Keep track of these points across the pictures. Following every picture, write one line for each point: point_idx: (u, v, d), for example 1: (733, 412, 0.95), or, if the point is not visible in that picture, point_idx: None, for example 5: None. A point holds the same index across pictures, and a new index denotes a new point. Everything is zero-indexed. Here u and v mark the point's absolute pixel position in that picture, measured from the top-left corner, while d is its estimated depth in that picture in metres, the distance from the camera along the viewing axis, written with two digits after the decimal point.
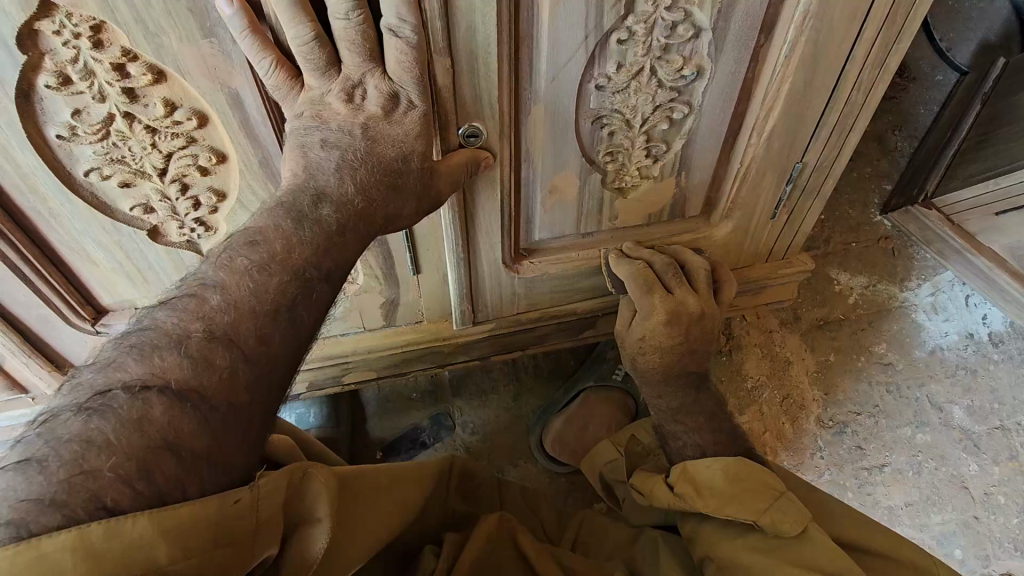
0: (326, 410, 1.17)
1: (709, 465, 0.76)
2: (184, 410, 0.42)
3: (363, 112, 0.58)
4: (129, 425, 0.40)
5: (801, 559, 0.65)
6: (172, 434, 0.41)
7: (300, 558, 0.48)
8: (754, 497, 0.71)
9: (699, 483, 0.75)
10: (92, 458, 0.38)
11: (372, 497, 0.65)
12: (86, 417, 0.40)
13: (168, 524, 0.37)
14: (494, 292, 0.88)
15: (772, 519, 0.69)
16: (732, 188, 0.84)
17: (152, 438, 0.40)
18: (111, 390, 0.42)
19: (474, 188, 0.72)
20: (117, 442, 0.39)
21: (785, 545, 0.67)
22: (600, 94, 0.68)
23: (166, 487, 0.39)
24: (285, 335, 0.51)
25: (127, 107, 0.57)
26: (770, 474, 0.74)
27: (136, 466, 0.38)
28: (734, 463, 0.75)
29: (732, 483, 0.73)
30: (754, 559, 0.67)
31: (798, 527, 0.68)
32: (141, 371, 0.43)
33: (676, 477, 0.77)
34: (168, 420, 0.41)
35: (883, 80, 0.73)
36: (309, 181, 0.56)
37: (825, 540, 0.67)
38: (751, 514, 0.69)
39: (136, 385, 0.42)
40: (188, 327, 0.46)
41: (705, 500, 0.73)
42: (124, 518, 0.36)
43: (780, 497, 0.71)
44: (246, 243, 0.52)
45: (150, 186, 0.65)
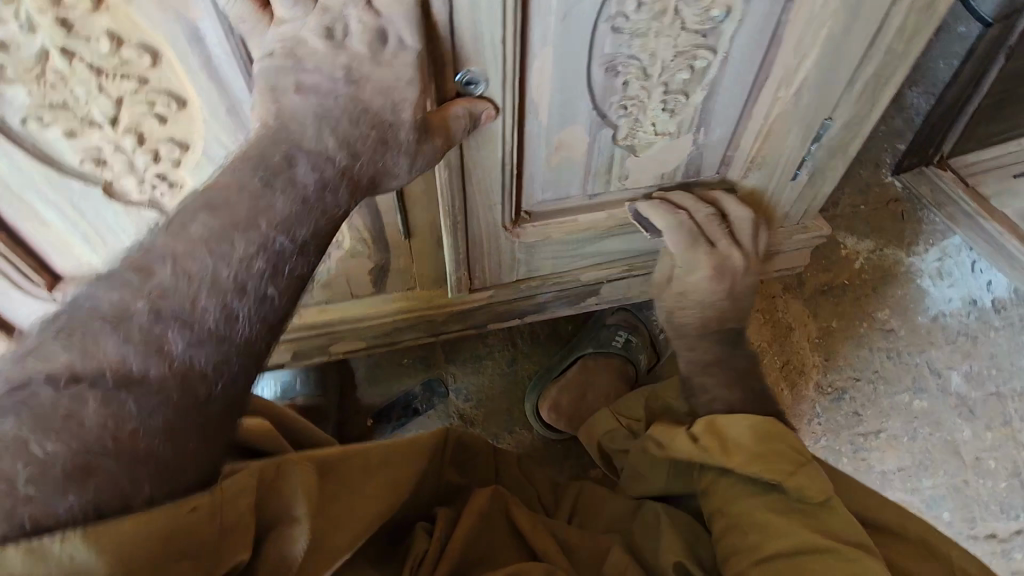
0: (312, 376, 1.13)
1: (738, 421, 0.72)
2: (122, 407, 0.37)
3: (345, 50, 0.50)
4: (54, 427, 0.34)
5: (824, 526, 0.63)
6: (108, 436, 0.35)
7: (277, 564, 0.43)
8: (782, 457, 0.67)
9: (729, 440, 0.70)
10: (7, 466, 0.32)
11: (362, 479, 0.60)
12: (1, 416, 0.34)
13: (106, 544, 0.33)
14: (492, 258, 0.82)
15: (799, 485, 0.65)
16: (753, 144, 0.77)
17: (83, 442, 0.35)
18: (29, 382, 0.36)
19: (472, 143, 0.64)
20: (37, 448, 0.33)
21: (801, 510, 0.65)
22: (616, 36, 0.60)
23: (99, 501, 0.34)
24: (252, 314, 0.44)
25: (64, 41, 0.48)
26: (797, 440, 0.70)
27: (62, 474, 0.33)
28: (766, 422, 0.71)
29: (760, 442, 0.69)
30: (762, 517, 0.65)
31: (822, 496, 0.64)
32: (70, 360, 0.37)
33: (703, 430, 0.72)
34: (104, 422, 0.36)
35: (929, 26, 0.65)
36: (283, 132, 0.48)
37: (849, 516, 0.64)
38: (781, 475, 0.66)
39: (63, 377, 0.36)
40: (129, 306, 0.40)
41: (733, 455, 0.68)
42: (50, 540, 0.31)
43: (807, 465, 0.67)
44: (205, 206, 0.45)
45: (101, 136, 0.56)
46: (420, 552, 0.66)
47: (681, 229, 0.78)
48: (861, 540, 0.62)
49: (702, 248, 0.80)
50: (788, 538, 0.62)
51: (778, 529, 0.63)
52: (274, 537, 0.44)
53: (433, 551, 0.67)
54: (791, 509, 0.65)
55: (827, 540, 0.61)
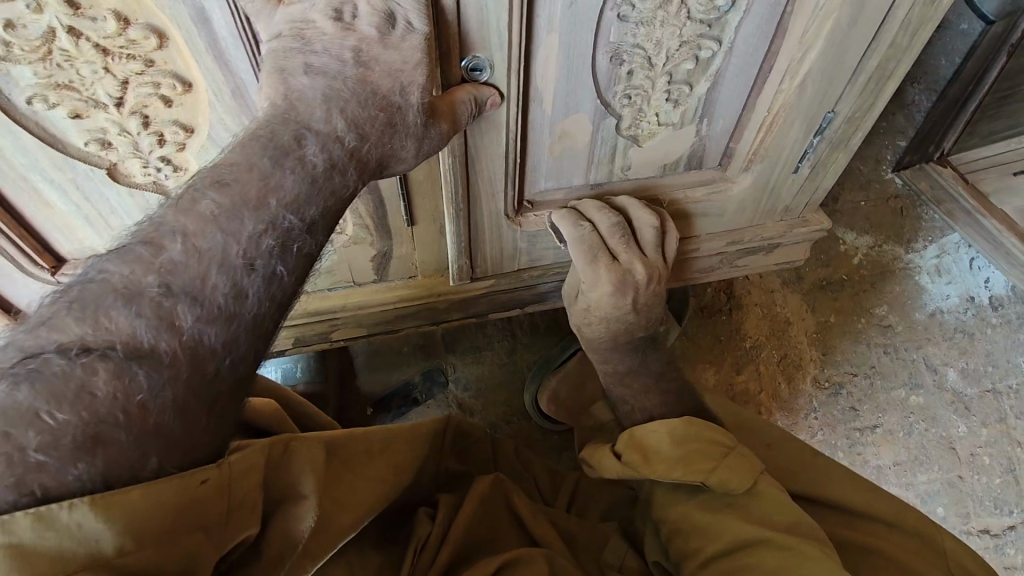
0: (312, 364, 1.13)
1: (655, 428, 0.70)
2: (131, 380, 0.37)
3: (354, 32, 0.50)
4: (66, 398, 0.35)
5: (753, 516, 0.63)
6: (118, 408, 0.36)
7: (282, 541, 0.43)
8: (703, 457, 0.66)
9: (648, 449, 0.69)
10: (19, 434, 0.33)
11: (364, 462, 0.61)
12: (12, 385, 0.34)
13: (115, 512, 0.33)
14: (494, 246, 0.82)
15: (721, 480, 0.65)
16: (756, 137, 0.77)
17: (95, 413, 0.35)
18: (43, 353, 0.36)
19: (477, 130, 0.65)
20: (48, 417, 0.34)
21: (733, 501, 0.65)
22: (622, 25, 0.60)
23: (109, 470, 0.34)
24: (260, 293, 0.45)
25: (71, 20, 0.48)
26: (715, 428, 0.69)
27: (73, 444, 0.34)
28: (683, 424, 0.69)
29: (680, 446, 0.67)
30: (698, 517, 0.65)
31: (748, 484, 0.65)
32: (81, 333, 0.38)
33: (625, 445, 0.70)
34: (114, 394, 0.36)
35: (933, 19, 0.65)
36: (291, 113, 0.48)
37: (779, 493, 0.65)
38: (701, 475, 0.65)
39: (74, 349, 0.37)
40: (139, 281, 0.40)
41: (655, 466, 0.67)
42: (59, 507, 0.31)
43: (729, 454, 0.67)
44: (213, 184, 0.45)
45: (106, 118, 0.56)
46: (422, 537, 0.66)
47: (583, 243, 0.75)
48: (794, 517, 0.62)
49: (603, 263, 0.75)
50: (726, 537, 0.62)
51: (720, 526, 0.63)
52: (281, 515, 0.44)
53: (434, 539, 0.67)
54: (723, 503, 0.66)
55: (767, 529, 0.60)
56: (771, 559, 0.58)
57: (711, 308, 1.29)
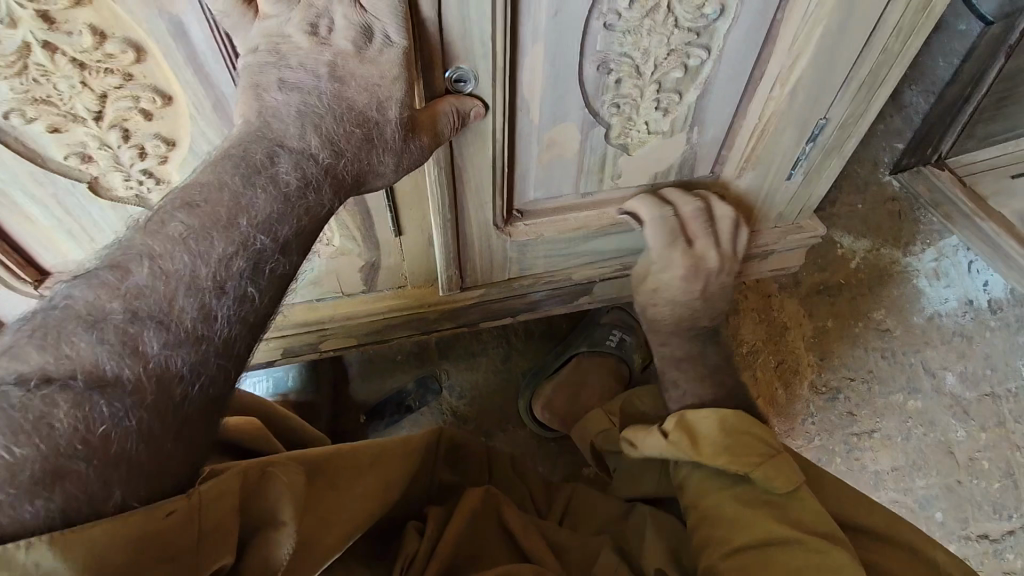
0: (305, 373, 1.12)
1: (705, 415, 0.72)
2: (94, 409, 0.36)
3: (329, 47, 0.49)
4: (24, 431, 0.34)
5: (787, 517, 0.63)
6: (79, 439, 0.35)
7: (263, 566, 0.43)
8: (749, 449, 0.67)
9: (698, 438, 0.70)
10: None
11: (350, 479, 0.60)
12: None
13: (75, 551, 0.32)
14: (483, 257, 0.81)
15: (765, 476, 0.65)
16: (747, 144, 0.76)
17: (54, 445, 0.34)
18: (1, 384, 0.35)
19: (462, 141, 0.64)
20: (6, 453, 0.33)
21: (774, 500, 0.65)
22: (608, 34, 0.59)
23: (68, 505, 0.34)
24: (231, 314, 0.44)
25: (47, 35, 0.48)
26: (762, 428, 0.70)
27: (30, 479, 0.33)
28: (734, 416, 0.71)
29: (727, 433, 0.69)
30: (733, 509, 0.64)
31: (789, 487, 0.65)
32: (42, 363, 0.37)
33: (673, 426, 0.72)
34: (75, 424, 0.35)
35: (925, 25, 0.64)
36: (265, 130, 0.48)
37: (818, 505, 0.64)
38: (746, 466, 0.66)
39: (33, 379, 0.36)
40: (103, 307, 0.40)
41: (702, 450, 0.69)
42: (15, 547, 0.31)
43: (774, 455, 0.67)
44: (184, 204, 0.44)
45: (86, 132, 0.56)
46: (410, 552, 0.66)
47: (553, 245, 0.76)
48: (828, 531, 0.62)
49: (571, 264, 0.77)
50: (753, 533, 0.62)
51: (747, 521, 0.63)
52: (260, 541, 0.43)
53: (422, 554, 0.66)
54: (762, 501, 0.65)
55: (801, 533, 0.61)
56: (797, 560, 0.58)
57: None
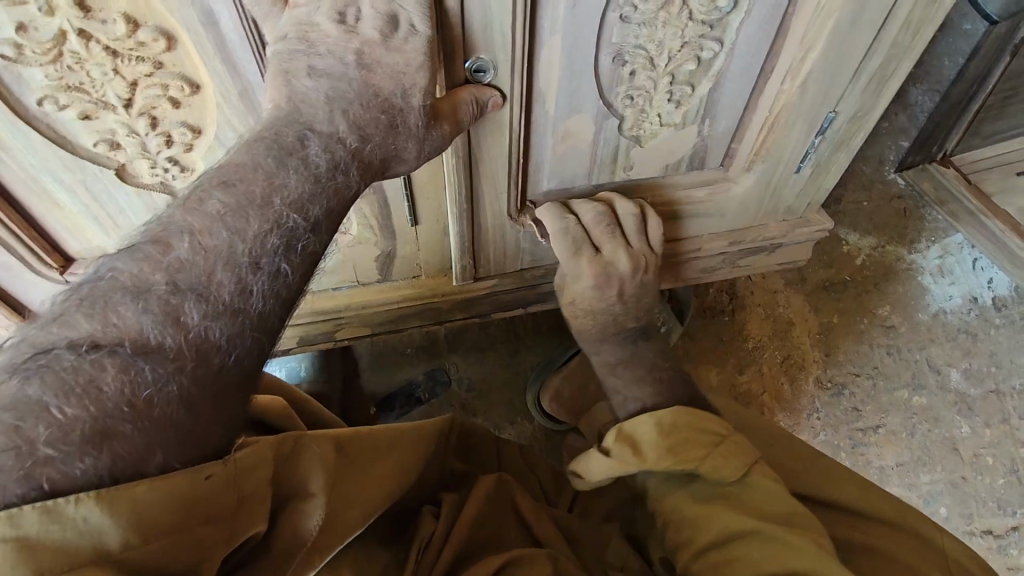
0: (316, 364, 1.14)
1: (644, 423, 0.70)
2: (139, 374, 0.38)
3: (357, 35, 0.51)
4: (75, 392, 0.36)
5: (752, 507, 0.63)
6: (125, 401, 0.37)
7: (290, 536, 0.45)
8: (696, 446, 0.67)
9: (639, 446, 0.68)
10: (29, 428, 0.34)
11: (370, 459, 0.61)
12: (25, 379, 0.36)
13: (121, 508, 0.33)
14: (496, 247, 0.83)
15: (713, 468, 0.65)
16: (758, 137, 0.78)
17: (101, 408, 0.36)
18: (53, 349, 0.38)
19: (480, 131, 0.65)
20: (58, 412, 0.35)
21: (729, 490, 0.65)
22: (624, 26, 0.60)
23: (115, 465, 0.35)
24: (265, 290, 0.46)
25: (82, 23, 0.49)
26: (711, 419, 0.70)
27: (81, 438, 0.35)
28: (683, 414, 0.70)
29: (667, 438, 0.68)
30: (693, 508, 0.64)
31: (737, 474, 0.65)
32: (90, 330, 0.39)
33: (612, 440, 0.69)
34: (122, 387, 0.38)
35: (934, 18, 0.66)
36: (295, 115, 0.49)
37: (773, 486, 0.64)
38: (694, 464, 0.65)
39: (84, 345, 0.39)
40: (147, 278, 0.42)
41: (645, 459, 0.66)
42: (65, 501, 0.32)
43: (720, 444, 0.67)
44: (220, 183, 0.46)
45: (115, 119, 0.57)
46: (427, 534, 0.67)
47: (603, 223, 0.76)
48: (793, 509, 0.62)
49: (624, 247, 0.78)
50: (719, 526, 0.61)
51: (709, 517, 0.62)
52: (290, 512, 0.45)
53: (438, 536, 0.67)
54: (713, 495, 0.65)
55: (756, 520, 0.60)
56: (763, 551, 0.57)
57: (712, 309, 1.29)
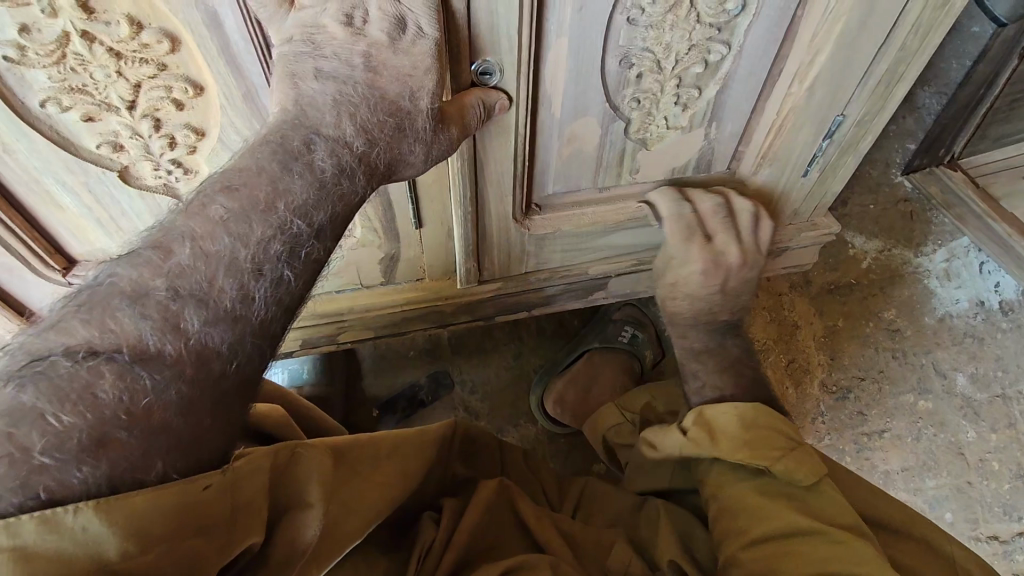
0: (319, 365, 1.14)
1: (724, 410, 0.72)
2: (137, 380, 0.38)
3: (363, 37, 0.50)
4: (71, 400, 0.35)
5: (812, 509, 0.62)
6: (123, 409, 0.37)
7: (289, 546, 0.44)
8: (766, 445, 0.67)
9: (716, 429, 0.71)
10: (23, 435, 0.33)
11: (372, 466, 0.60)
12: (20, 387, 0.35)
13: (119, 516, 0.33)
14: (501, 250, 0.82)
15: (786, 467, 0.65)
16: (766, 140, 0.77)
17: (99, 415, 0.36)
18: (49, 355, 0.37)
19: (486, 134, 0.65)
20: (54, 420, 0.34)
21: (796, 492, 0.65)
22: (632, 28, 0.60)
23: (113, 473, 0.35)
24: (267, 295, 0.46)
25: (84, 24, 0.49)
26: (786, 422, 0.70)
27: (77, 446, 0.34)
28: (752, 411, 0.71)
29: (746, 429, 0.69)
30: (750, 500, 0.64)
31: (811, 479, 0.65)
32: (87, 336, 0.39)
33: (693, 422, 0.73)
34: (120, 394, 0.37)
35: (945, 22, 0.65)
36: (301, 118, 0.49)
37: (841, 498, 0.63)
38: (767, 460, 0.65)
39: (80, 351, 0.38)
40: (148, 283, 0.42)
41: (721, 443, 0.69)
42: (63, 509, 0.31)
43: (795, 446, 0.67)
44: (223, 188, 0.46)
45: (118, 121, 0.57)
46: (428, 540, 0.67)
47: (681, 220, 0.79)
48: (853, 524, 0.60)
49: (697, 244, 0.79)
50: (775, 522, 0.61)
51: (772, 513, 0.62)
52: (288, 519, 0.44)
53: (439, 542, 0.67)
54: (783, 494, 0.65)
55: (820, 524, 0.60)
56: (819, 551, 0.57)
57: None
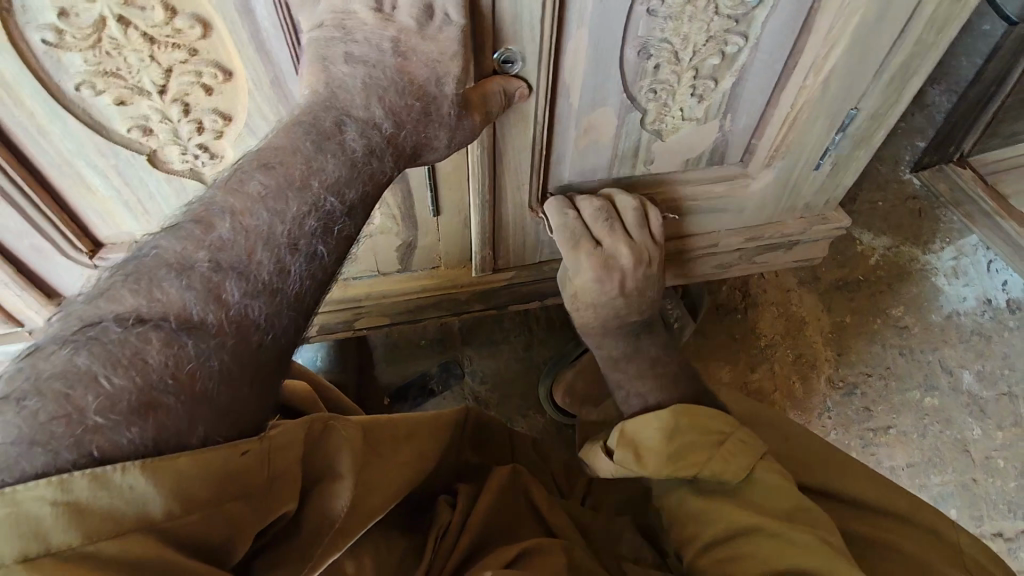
0: (333, 353, 1.15)
1: (647, 425, 0.67)
2: (182, 348, 0.40)
3: (393, 23, 0.52)
4: (121, 363, 0.37)
5: (746, 504, 0.63)
6: (169, 374, 0.38)
7: (319, 518, 0.46)
8: (696, 449, 0.65)
9: (639, 446, 0.67)
10: (79, 396, 0.35)
11: (391, 448, 0.61)
12: (75, 351, 0.37)
13: (162, 477, 0.34)
14: (517, 238, 0.83)
15: (713, 472, 0.64)
16: (778, 132, 0.78)
17: (146, 379, 0.37)
18: (101, 322, 0.39)
19: (506, 121, 0.66)
20: (106, 382, 0.36)
21: (729, 494, 0.65)
22: (651, 19, 0.61)
23: (159, 436, 0.36)
24: (303, 271, 0.47)
25: (122, 9, 0.50)
26: (713, 416, 0.68)
27: (127, 408, 0.36)
28: (670, 415, 0.67)
29: (670, 438, 0.66)
30: (693, 506, 0.65)
31: (740, 476, 0.64)
32: (136, 304, 0.41)
33: (616, 441, 0.68)
34: (166, 360, 0.39)
35: (960, 15, 0.65)
36: (334, 100, 0.50)
37: (776, 480, 0.64)
38: (693, 470, 0.64)
39: (130, 319, 0.40)
40: (192, 256, 0.43)
41: (644, 463, 0.65)
42: (112, 468, 0.33)
43: (724, 442, 0.66)
44: (261, 165, 0.47)
45: (149, 106, 0.58)
46: (444, 523, 0.68)
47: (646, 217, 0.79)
48: (793, 504, 0.62)
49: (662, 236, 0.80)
50: (719, 525, 0.62)
51: (711, 515, 0.63)
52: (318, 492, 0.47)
53: (454, 526, 0.68)
54: (715, 492, 0.66)
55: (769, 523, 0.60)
56: (765, 553, 0.58)
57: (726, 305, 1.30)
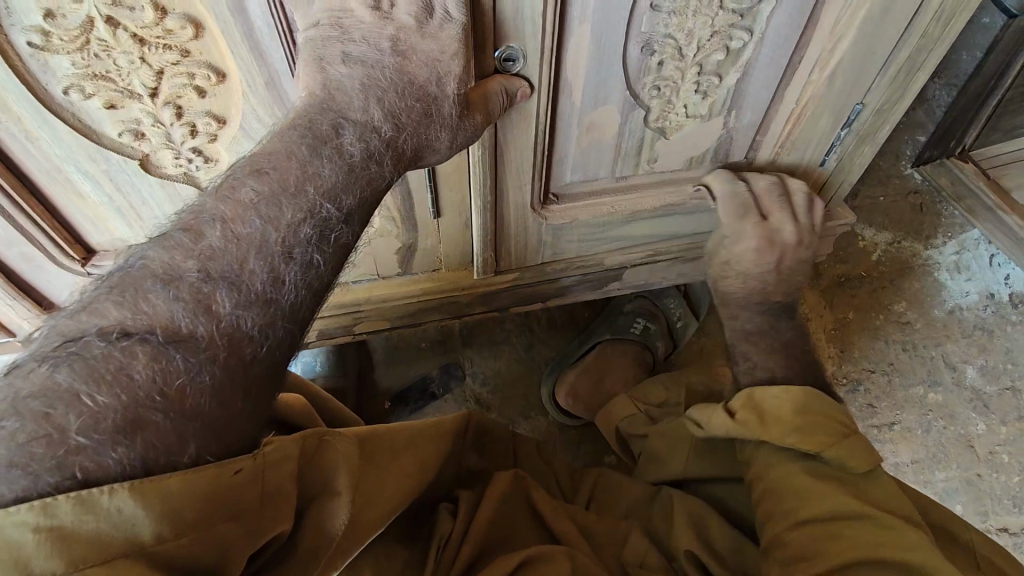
0: (332, 357, 1.14)
1: (776, 395, 0.70)
2: (170, 362, 0.38)
3: (392, 21, 0.50)
4: (105, 380, 0.36)
5: (858, 493, 0.61)
6: (157, 391, 0.37)
7: (318, 537, 0.44)
8: (820, 428, 0.65)
9: (764, 411, 0.69)
10: (59, 416, 0.34)
11: (390, 458, 0.60)
12: (54, 368, 0.36)
13: (151, 498, 0.33)
14: (517, 240, 0.82)
15: (837, 454, 0.63)
16: (784, 128, 0.76)
17: (133, 396, 0.36)
18: (84, 336, 0.38)
19: (507, 121, 0.64)
20: (89, 400, 0.35)
21: (849, 479, 0.62)
22: (655, 15, 0.59)
23: (145, 455, 0.35)
24: (298, 281, 0.46)
25: (109, 10, 0.48)
26: (837, 411, 0.67)
27: (111, 426, 0.34)
28: (803, 395, 0.69)
29: (799, 413, 0.67)
30: (807, 483, 0.62)
31: (865, 466, 0.63)
32: (120, 317, 0.39)
33: (740, 404, 0.71)
34: (153, 375, 0.37)
35: (968, 7, 0.64)
36: (331, 102, 0.49)
37: (896, 486, 0.61)
38: (814, 445, 0.64)
39: (114, 333, 0.38)
40: (179, 265, 0.42)
41: (768, 427, 0.67)
42: (99, 491, 0.31)
43: (850, 434, 0.65)
44: (253, 170, 0.46)
45: (141, 109, 0.56)
46: (445, 533, 0.66)
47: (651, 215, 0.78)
48: (909, 510, 0.59)
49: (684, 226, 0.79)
50: (828, 505, 0.60)
51: (817, 495, 0.61)
52: (316, 509, 0.45)
53: (456, 536, 0.67)
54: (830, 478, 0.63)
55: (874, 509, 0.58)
56: (864, 535, 0.56)
57: None
